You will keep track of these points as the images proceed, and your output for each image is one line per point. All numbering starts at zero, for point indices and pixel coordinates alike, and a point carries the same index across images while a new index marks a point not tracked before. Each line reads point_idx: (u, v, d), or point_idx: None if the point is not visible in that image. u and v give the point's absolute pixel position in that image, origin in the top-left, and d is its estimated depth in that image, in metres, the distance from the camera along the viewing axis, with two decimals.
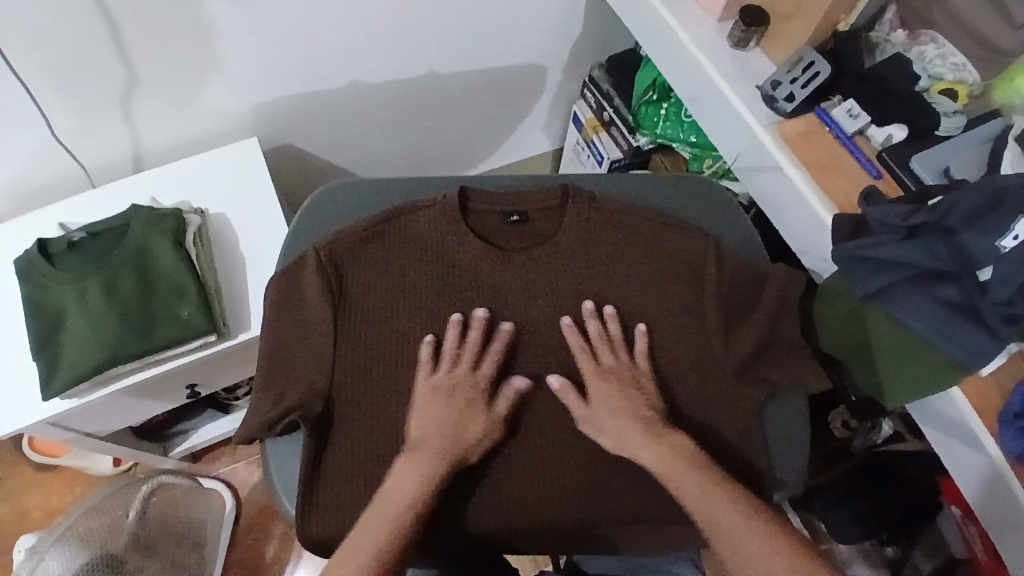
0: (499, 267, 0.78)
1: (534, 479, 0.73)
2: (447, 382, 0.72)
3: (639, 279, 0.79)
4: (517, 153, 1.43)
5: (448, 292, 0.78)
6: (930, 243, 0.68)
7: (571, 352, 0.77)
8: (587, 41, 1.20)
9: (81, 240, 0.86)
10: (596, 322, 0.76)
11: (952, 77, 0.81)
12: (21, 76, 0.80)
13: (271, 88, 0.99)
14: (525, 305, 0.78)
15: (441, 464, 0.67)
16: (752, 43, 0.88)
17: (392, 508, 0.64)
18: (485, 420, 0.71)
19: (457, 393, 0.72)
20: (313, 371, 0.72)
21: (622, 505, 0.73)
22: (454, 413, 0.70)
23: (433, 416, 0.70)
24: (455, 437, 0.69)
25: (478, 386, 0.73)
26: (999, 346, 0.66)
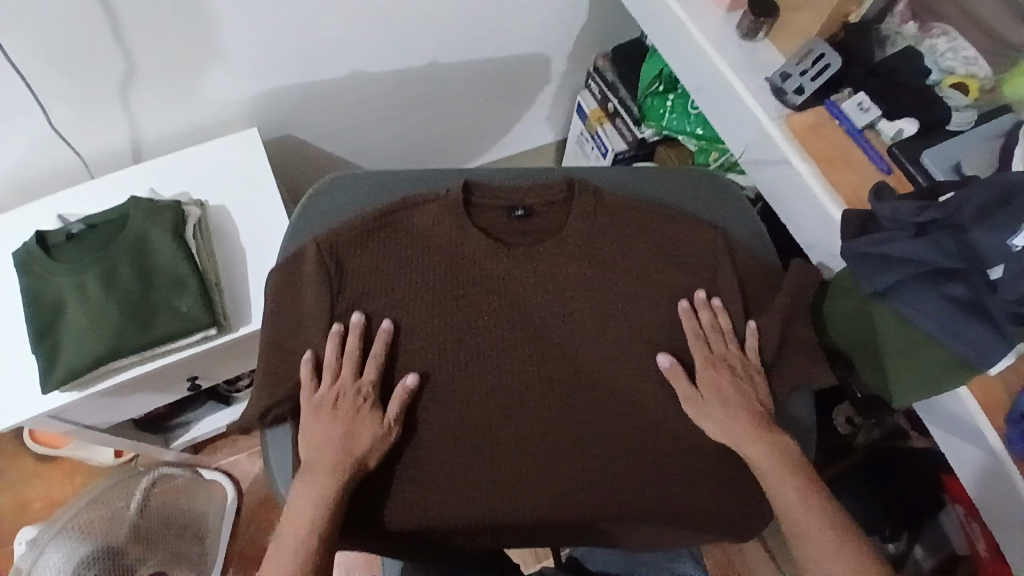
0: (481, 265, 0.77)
1: (456, 483, 0.73)
2: (337, 396, 0.70)
3: (634, 280, 0.77)
4: (521, 144, 1.41)
5: (431, 289, 0.76)
6: (937, 240, 0.67)
7: (507, 354, 0.76)
8: (593, 31, 1.18)
9: (79, 232, 0.85)
10: (592, 323, 0.77)
11: (963, 71, 0.80)
12: (18, 65, 0.79)
13: (272, 77, 0.98)
14: (451, 311, 0.76)
15: (338, 476, 0.67)
16: (761, 33, 0.86)
17: (300, 526, 0.65)
18: (376, 425, 0.70)
19: (350, 409, 0.70)
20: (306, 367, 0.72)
21: (541, 507, 0.73)
22: (341, 426, 0.69)
23: (318, 430, 0.69)
24: (347, 447, 0.68)
25: (367, 392, 0.71)
26: (1006, 345, 0.65)
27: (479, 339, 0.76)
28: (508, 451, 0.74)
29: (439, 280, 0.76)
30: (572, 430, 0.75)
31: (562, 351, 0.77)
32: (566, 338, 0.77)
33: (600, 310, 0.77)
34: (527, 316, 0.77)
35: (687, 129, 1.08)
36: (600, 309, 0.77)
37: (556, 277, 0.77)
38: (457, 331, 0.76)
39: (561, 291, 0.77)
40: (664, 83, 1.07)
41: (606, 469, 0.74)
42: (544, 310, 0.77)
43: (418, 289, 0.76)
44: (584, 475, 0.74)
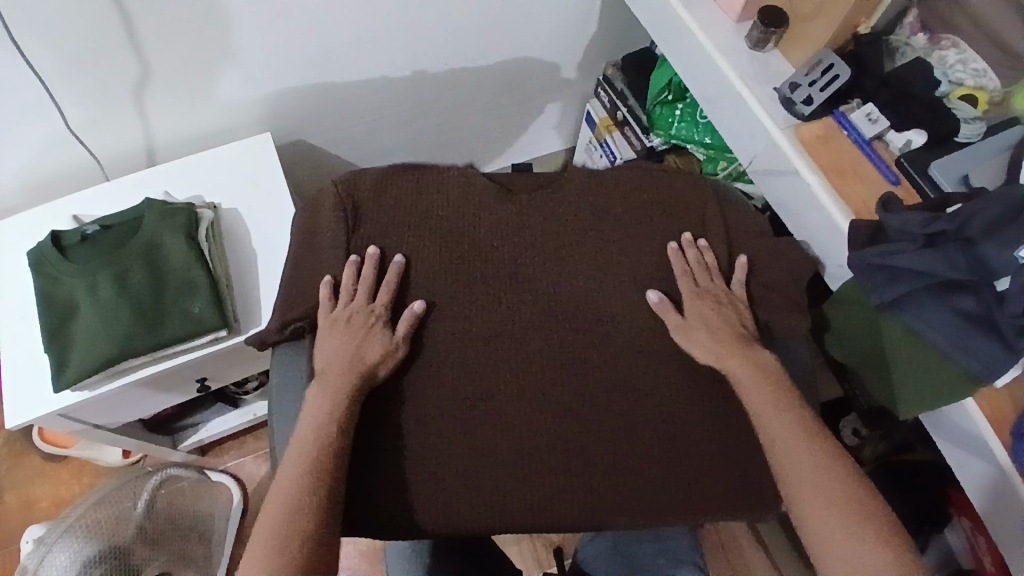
0: (495, 203, 0.75)
1: (465, 426, 0.69)
2: (354, 316, 0.71)
3: (654, 230, 0.77)
4: (529, 152, 1.42)
5: (448, 226, 0.74)
6: (949, 253, 0.67)
7: (517, 301, 0.72)
8: (602, 40, 1.19)
9: (93, 233, 0.86)
10: (604, 274, 0.74)
11: (972, 83, 0.80)
12: (35, 65, 0.80)
13: (284, 81, 0.99)
14: (463, 246, 0.73)
15: (347, 387, 0.68)
16: (770, 44, 0.87)
17: (303, 449, 0.65)
18: (384, 344, 0.69)
19: (362, 327, 0.70)
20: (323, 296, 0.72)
21: (555, 461, 0.69)
22: (350, 344, 0.70)
23: (333, 346, 0.70)
24: (354, 362, 0.68)
25: (378, 315, 0.71)
26: (1014, 359, 0.64)
27: (492, 275, 0.73)
28: (518, 394, 0.70)
29: (456, 218, 0.74)
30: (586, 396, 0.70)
31: (569, 300, 0.73)
32: (581, 290, 0.73)
33: (612, 261, 0.74)
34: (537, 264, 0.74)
35: (696, 138, 1.08)
36: (610, 260, 0.74)
37: (567, 224, 0.75)
38: (467, 266, 0.73)
39: (579, 232, 0.75)
40: (673, 92, 1.07)
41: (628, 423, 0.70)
42: (555, 259, 0.74)
43: (426, 234, 0.74)
44: (598, 428, 0.69)
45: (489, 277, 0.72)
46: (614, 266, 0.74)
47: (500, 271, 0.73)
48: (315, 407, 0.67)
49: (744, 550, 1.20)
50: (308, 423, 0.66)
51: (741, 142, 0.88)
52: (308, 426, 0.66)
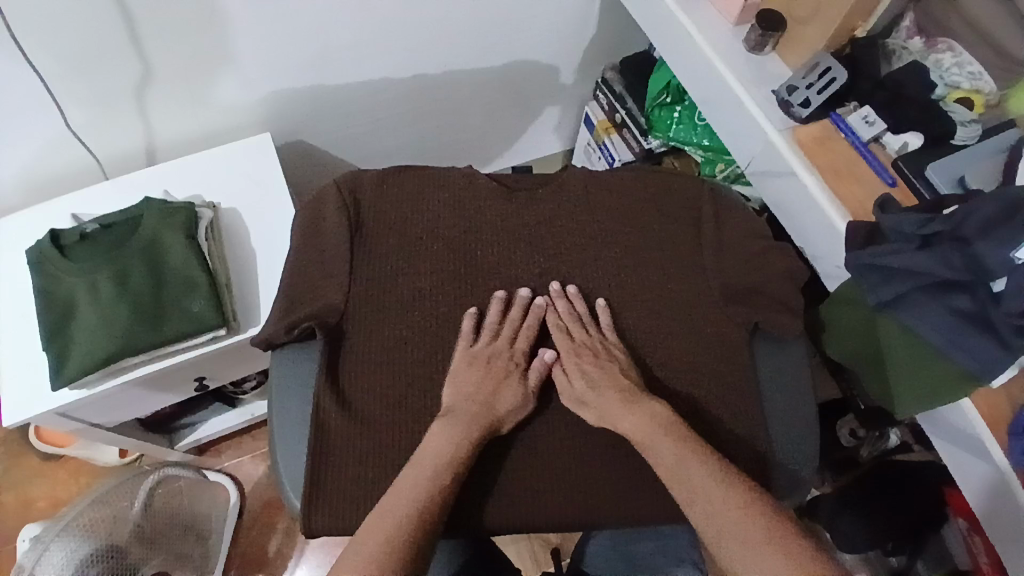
0: (600, 235, 0.78)
1: (570, 470, 0.70)
2: (487, 352, 0.71)
3: (648, 230, 0.78)
4: (528, 154, 1.43)
5: (503, 239, 0.77)
6: (945, 253, 0.68)
7: (541, 292, 0.75)
8: (601, 43, 1.19)
9: (93, 232, 0.86)
10: (616, 265, 0.76)
11: (969, 85, 0.81)
12: (36, 65, 0.80)
13: (283, 81, 0.99)
14: (558, 279, 0.76)
15: (477, 430, 0.66)
16: (768, 47, 0.88)
17: (429, 475, 0.62)
18: (517, 394, 0.70)
19: (498, 370, 0.70)
20: (330, 292, 0.72)
21: (617, 465, 0.70)
22: (492, 382, 0.69)
23: (464, 381, 0.69)
24: (486, 407, 0.68)
25: (507, 360, 0.71)
26: (1010, 359, 0.65)
27: (598, 312, 0.74)
28: (629, 441, 0.71)
29: (532, 241, 0.77)
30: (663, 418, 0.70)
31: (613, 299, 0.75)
32: (601, 280, 0.76)
33: (624, 252, 0.77)
34: (552, 256, 0.77)
35: (694, 141, 1.08)
36: (620, 252, 0.77)
37: (575, 220, 0.78)
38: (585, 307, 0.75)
39: (621, 246, 0.77)
40: (672, 94, 1.08)
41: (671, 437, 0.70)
42: (566, 251, 0.77)
43: (438, 230, 0.76)
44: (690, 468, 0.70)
45: (512, 270, 0.76)
46: (626, 258, 0.77)
47: (606, 309, 0.74)
48: (438, 437, 0.65)
49: None
50: (426, 448, 0.64)
51: (739, 144, 0.89)
52: (425, 451, 0.64)
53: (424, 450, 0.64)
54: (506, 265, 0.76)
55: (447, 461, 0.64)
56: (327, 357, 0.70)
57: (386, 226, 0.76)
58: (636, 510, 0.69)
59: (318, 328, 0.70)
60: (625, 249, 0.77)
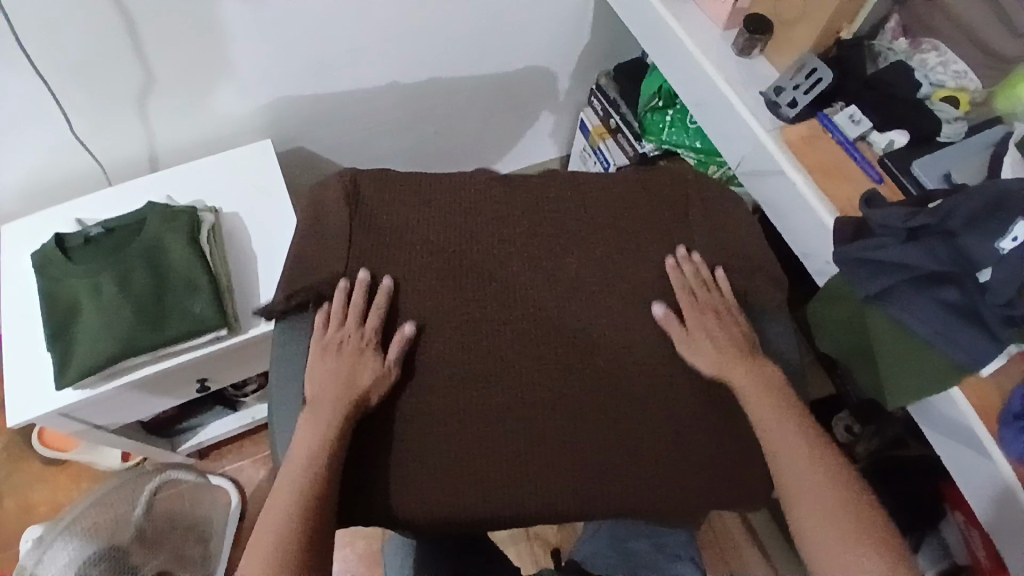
0: (508, 224, 0.81)
1: (437, 442, 0.71)
2: (342, 338, 0.73)
3: (627, 227, 0.82)
4: (526, 160, 1.45)
5: (451, 228, 0.80)
6: (930, 246, 0.70)
7: (507, 279, 0.78)
8: (595, 50, 1.22)
9: (96, 235, 0.89)
10: (592, 256, 0.80)
11: (953, 84, 0.83)
12: (41, 72, 0.82)
13: (282, 88, 1.01)
14: (424, 263, 0.78)
15: (339, 412, 0.68)
16: (756, 50, 0.89)
17: (302, 462, 0.65)
18: (376, 368, 0.71)
19: (357, 351, 0.72)
20: (327, 265, 0.77)
21: (541, 449, 0.71)
22: (346, 366, 0.71)
23: (324, 371, 0.71)
24: (348, 386, 0.70)
25: (366, 339, 0.73)
26: (998, 348, 0.67)
27: (460, 293, 0.77)
28: (508, 421, 0.71)
29: (489, 230, 0.80)
30: (587, 400, 0.73)
31: (571, 286, 0.78)
32: (573, 271, 0.79)
33: (601, 247, 0.80)
34: (529, 245, 0.80)
35: (687, 143, 1.12)
36: (598, 246, 0.80)
37: (554, 214, 0.82)
38: (442, 287, 0.77)
39: (598, 241, 0.81)
40: (663, 99, 1.11)
41: (636, 416, 0.73)
42: (543, 242, 0.80)
43: (426, 216, 0.80)
44: (552, 435, 0.71)
45: (487, 258, 0.79)
46: (604, 252, 0.80)
47: (516, 303, 0.77)
48: (308, 428, 0.67)
49: (741, 552, 1.20)
50: (299, 438, 0.66)
51: (729, 146, 0.91)
52: (300, 441, 0.66)
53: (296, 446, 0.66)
54: (482, 251, 0.79)
55: (317, 444, 0.66)
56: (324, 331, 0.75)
57: (378, 211, 0.80)
58: (513, 480, 0.70)
59: (323, 298, 0.77)
60: (604, 244, 0.81)
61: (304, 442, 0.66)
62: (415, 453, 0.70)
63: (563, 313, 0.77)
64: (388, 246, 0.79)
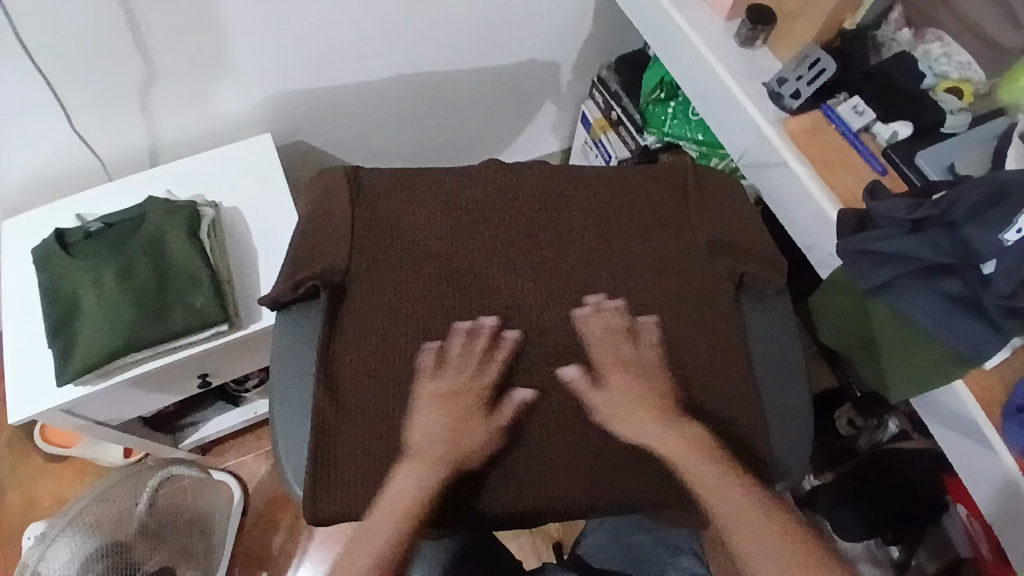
0: (578, 237, 0.81)
1: (529, 479, 0.71)
2: (455, 390, 0.72)
3: (639, 221, 0.83)
4: (527, 153, 1.45)
5: (531, 252, 0.80)
6: (932, 237, 0.69)
7: (522, 279, 0.78)
8: (597, 42, 1.21)
9: (97, 230, 0.88)
10: (599, 256, 0.80)
11: (957, 75, 0.82)
12: (42, 69, 0.82)
13: (283, 83, 1.01)
14: (515, 276, 0.79)
15: (439, 471, 0.69)
16: (759, 41, 0.89)
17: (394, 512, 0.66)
18: (483, 431, 0.71)
19: (460, 400, 0.72)
20: (332, 254, 0.77)
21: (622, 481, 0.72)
22: (453, 423, 0.71)
23: (432, 424, 0.70)
24: (452, 446, 0.70)
25: (480, 393, 0.73)
26: (1001, 340, 0.67)
27: (546, 333, 0.76)
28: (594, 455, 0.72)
29: (565, 250, 0.80)
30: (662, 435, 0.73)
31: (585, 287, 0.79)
32: (586, 270, 0.79)
33: (606, 245, 0.81)
34: (546, 247, 0.80)
35: (689, 136, 1.11)
36: (602, 245, 0.81)
37: (564, 212, 0.83)
38: (532, 328, 0.76)
39: (617, 235, 0.82)
40: (665, 90, 1.10)
41: (637, 417, 0.72)
42: (555, 242, 0.81)
43: (436, 213, 0.81)
44: (632, 464, 0.72)
45: (503, 258, 0.79)
46: (608, 250, 0.81)
47: (591, 338, 0.75)
48: (406, 482, 0.68)
49: None
50: (394, 492, 0.68)
51: (731, 137, 0.90)
52: (393, 495, 0.67)
53: (390, 495, 0.67)
54: (500, 251, 0.80)
55: (411, 506, 0.67)
56: (332, 311, 0.75)
57: (412, 211, 0.81)
58: (591, 502, 0.71)
59: (322, 287, 0.75)
60: (607, 243, 0.81)
61: (402, 493, 0.67)
62: (501, 483, 0.71)
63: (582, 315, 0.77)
64: (394, 234, 0.79)
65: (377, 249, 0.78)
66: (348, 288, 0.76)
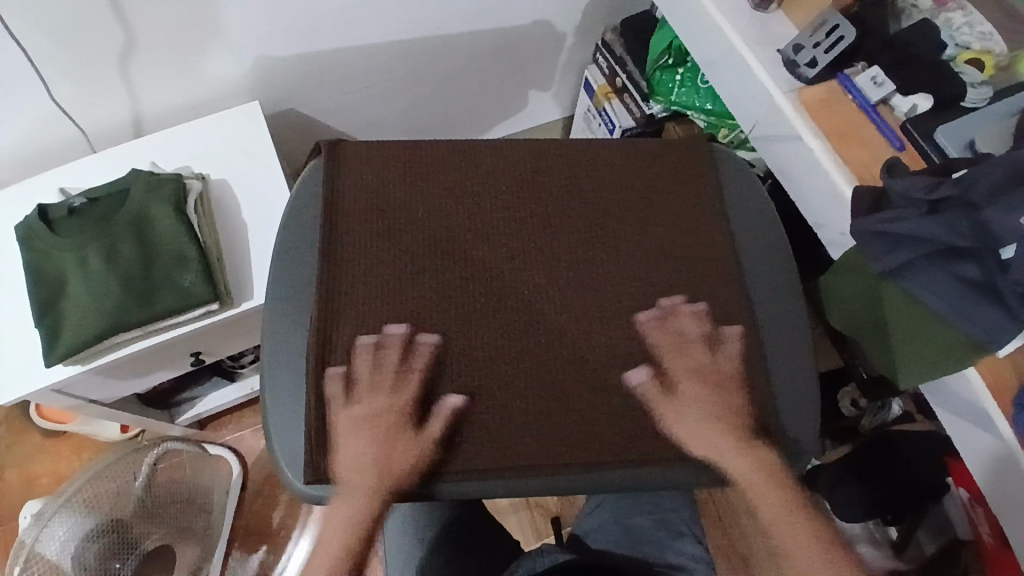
0: (569, 204, 0.80)
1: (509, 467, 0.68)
2: (369, 411, 0.69)
3: (641, 195, 0.81)
4: (529, 123, 1.40)
5: (521, 203, 0.79)
6: (951, 219, 0.66)
7: (512, 217, 0.78)
8: (603, 2, 1.15)
9: (81, 206, 0.85)
10: (597, 217, 0.79)
11: (979, 46, 0.78)
12: (19, 39, 0.78)
13: (273, 46, 0.96)
14: (506, 215, 0.78)
15: (372, 501, 0.65)
16: (773, 5, 0.84)
17: (346, 526, 0.65)
18: (410, 451, 0.67)
19: (388, 422, 0.68)
20: (343, 143, 0.81)
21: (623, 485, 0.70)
22: (376, 446, 0.67)
23: (357, 449, 0.67)
24: (383, 472, 0.66)
25: (399, 412, 0.69)
26: (1017, 328, 0.63)
27: (488, 288, 0.75)
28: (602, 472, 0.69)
29: (566, 226, 0.79)
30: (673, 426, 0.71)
31: (571, 247, 0.78)
32: (588, 234, 0.78)
33: (596, 210, 0.80)
34: (544, 199, 0.80)
35: (697, 105, 1.06)
36: (601, 209, 0.80)
37: (570, 172, 0.81)
38: (480, 294, 0.75)
39: (631, 228, 0.79)
40: (673, 56, 1.05)
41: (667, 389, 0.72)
42: (551, 195, 0.80)
43: (443, 155, 0.80)
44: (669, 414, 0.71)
45: (505, 201, 0.79)
46: (598, 215, 0.79)
47: (600, 283, 0.76)
48: (348, 510, 0.65)
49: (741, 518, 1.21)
50: (335, 515, 0.65)
51: (741, 109, 0.86)
52: (337, 515, 0.65)
53: (336, 511, 0.65)
54: (499, 192, 0.79)
55: (351, 525, 0.65)
56: (330, 174, 0.78)
57: (441, 150, 0.81)
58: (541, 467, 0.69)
59: (324, 146, 0.80)
60: (604, 209, 0.80)
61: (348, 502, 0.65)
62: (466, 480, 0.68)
63: (567, 276, 0.76)
64: (402, 150, 0.80)
65: (382, 179, 0.79)
66: (342, 160, 0.79)
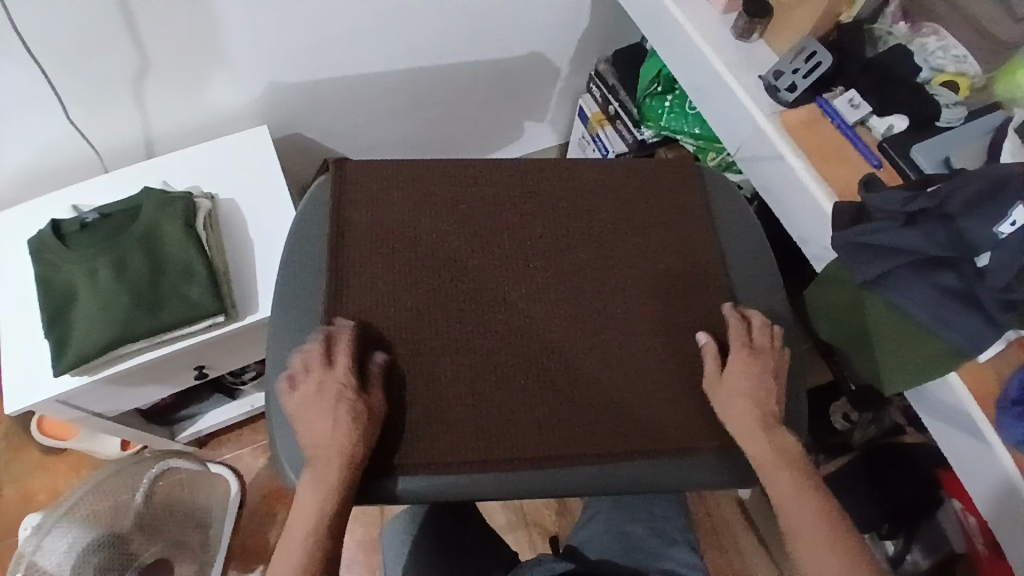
0: (558, 219, 0.83)
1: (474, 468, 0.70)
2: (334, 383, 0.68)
3: (628, 211, 0.84)
4: (526, 149, 1.45)
5: (512, 216, 0.83)
6: (930, 230, 0.69)
7: (504, 229, 0.82)
8: (596, 34, 1.21)
9: (93, 222, 0.88)
10: (585, 230, 0.83)
11: (954, 68, 0.83)
12: (40, 62, 0.82)
13: (280, 71, 1.00)
14: (499, 226, 0.82)
15: (341, 472, 0.65)
16: (755, 34, 0.89)
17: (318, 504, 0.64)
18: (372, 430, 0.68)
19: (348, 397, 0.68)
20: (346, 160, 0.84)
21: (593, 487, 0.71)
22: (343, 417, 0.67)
23: (322, 424, 0.66)
24: (350, 444, 0.66)
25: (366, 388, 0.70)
26: (995, 333, 0.67)
27: (483, 294, 0.78)
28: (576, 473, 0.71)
29: (554, 238, 0.82)
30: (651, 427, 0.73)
31: (559, 257, 0.81)
32: (575, 244, 0.82)
33: (585, 223, 0.83)
34: (534, 213, 0.83)
35: (686, 129, 1.11)
36: (588, 223, 0.83)
37: (559, 187, 0.85)
38: (470, 300, 0.77)
39: (622, 244, 0.82)
40: (662, 84, 1.10)
41: (656, 394, 0.75)
42: (541, 209, 0.83)
43: (441, 172, 0.84)
44: (649, 419, 0.74)
45: (497, 214, 0.83)
46: (585, 228, 0.83)
47: (587, 292, 0.79)
48: (310, 488, 0.65)
49: (737, 537, 1.21)
50: (300, 495, 0.65)
51: (727, 130, 0.90)
52: (302, 494, 0.65)
53: (305, 487, 0.65)
54: (491, 206, 0.83)
55: (320, 500, 0.64)
56: (336, 189, 0.82)
57: (440, 168, 0.84)
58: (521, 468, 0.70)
59: (331, 164, 0.83)
60: (591, 223, 0.83)
61: (318, 477, 0.65)
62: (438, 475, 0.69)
63: (556, 284, 0.79)
64: (402, 168, 0.84)
65: (383, 195, 0.82)
66: (347, 177, 0.82)
